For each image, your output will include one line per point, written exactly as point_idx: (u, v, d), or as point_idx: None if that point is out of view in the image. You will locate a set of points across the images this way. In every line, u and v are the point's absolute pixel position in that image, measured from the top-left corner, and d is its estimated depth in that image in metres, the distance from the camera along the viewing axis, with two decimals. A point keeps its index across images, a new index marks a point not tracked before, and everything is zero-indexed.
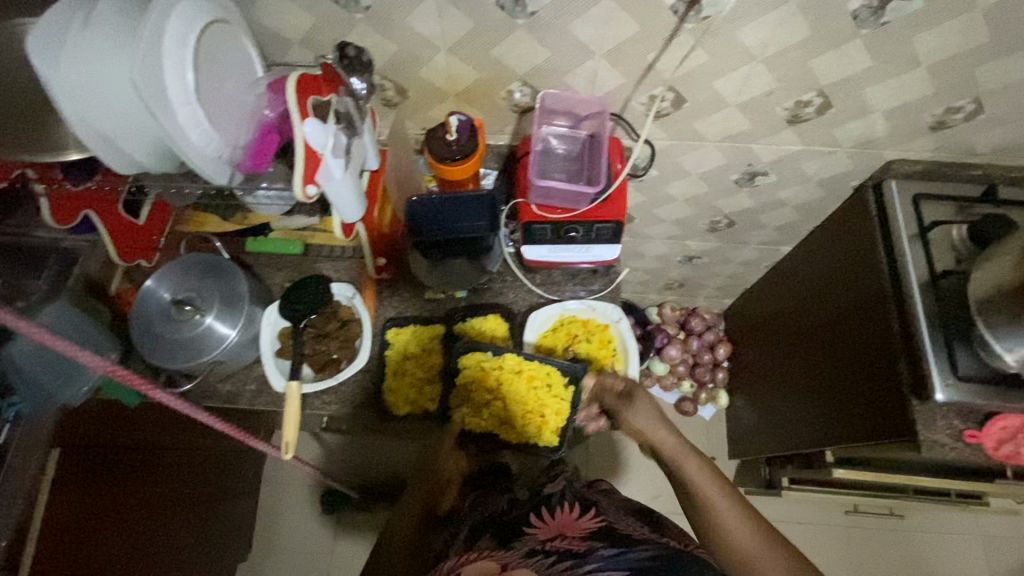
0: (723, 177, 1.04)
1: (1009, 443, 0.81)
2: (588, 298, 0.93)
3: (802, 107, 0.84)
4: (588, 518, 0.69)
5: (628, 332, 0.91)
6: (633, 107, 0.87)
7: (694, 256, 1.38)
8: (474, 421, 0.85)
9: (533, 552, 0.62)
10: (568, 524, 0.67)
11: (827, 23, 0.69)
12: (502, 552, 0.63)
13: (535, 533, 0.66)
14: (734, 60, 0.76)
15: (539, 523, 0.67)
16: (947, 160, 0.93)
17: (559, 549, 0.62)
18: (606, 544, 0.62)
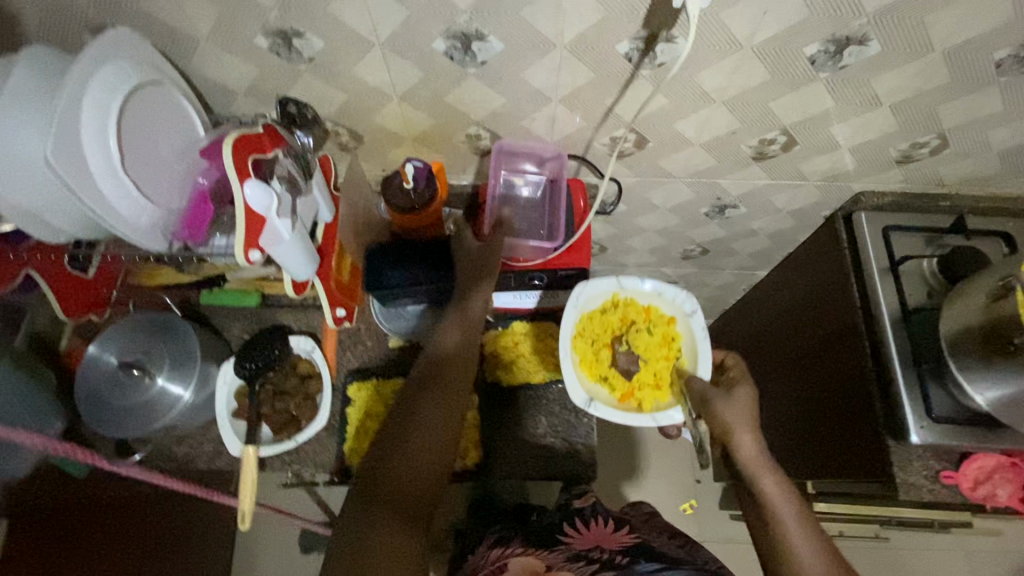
0: (693, 210, 1.02)
1: (986, 484, 0.80)
2: (656, 282, 0.79)
3: (768, 145, 0.82)
4: (624, 533, 0.80)
5: (700, 331, 0.76)
6: (595, 147, 0.84)
7: (670, 281, 1.36)
8: (511, 377, 0.85)
9: (574, 558, 0.75)
10: (605, 536, 0.78)
11: (786, 68, 0.67)
12: (546, 552, 0.76)
13: (577, 539, 0.78)
14: (693, 102, 0.74)
15: (574, 532, 0.80)
16: (917, 192, 0.92)
17: (598, 557, 0.74)
18: (638, 556, 0.73)
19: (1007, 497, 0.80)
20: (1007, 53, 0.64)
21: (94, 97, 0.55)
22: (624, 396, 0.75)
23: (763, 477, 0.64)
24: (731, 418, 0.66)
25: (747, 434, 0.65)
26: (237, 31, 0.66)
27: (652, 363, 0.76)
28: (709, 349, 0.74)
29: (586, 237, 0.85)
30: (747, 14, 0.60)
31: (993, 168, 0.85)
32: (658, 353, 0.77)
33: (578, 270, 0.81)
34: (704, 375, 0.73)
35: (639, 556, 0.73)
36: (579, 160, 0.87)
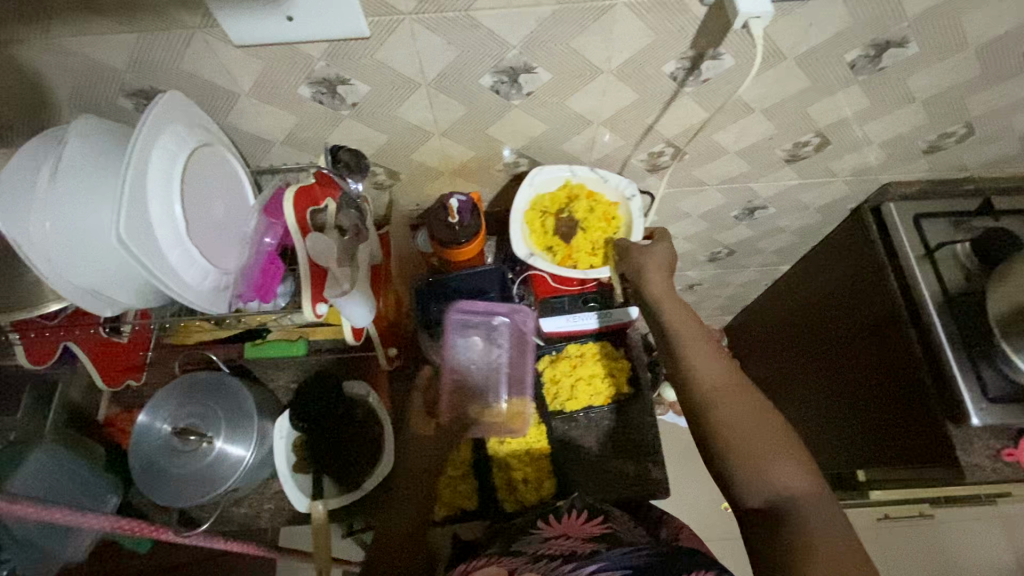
0: (723, 214, 1.03)
1: None
2: (600, 169, 0.83)
3: (802, 147, 0.83)
4: (594, 524, 0.71)
5: (638, 212, 0.81)
6: (632, 163, 0.85)
7: (694, 283, 1.37)
8: (573, 402, 0.84)
9: (539, 558, 0.62)
10: (574, 526, 0.70)
11: (826, 74, 0.69)
12: (509, 558, 0.64)
13: (543, 534, 0.69)
14: (732, 113, 0.75)
15: (545, 526, 0.71)
16: (939, 178, 0.95)
17: (561, 548, 0.64)
18: (604, 546, 0.64)
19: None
20: None
21: (156, 165, 0.53)
22: (564, 261, 0.83)
23: (668, 307, 0.72)
24: (643, 261, 0.75)
25: (658, 273, 0.74)
26: (280, 83, 0.65)
27: (589, 233, 0.83)
28: (641, 226, 0.81)
29: None
30: (794, 26, 0.61)
31: (1013, 149, 0.88)
32: (597, 225, 0.82)
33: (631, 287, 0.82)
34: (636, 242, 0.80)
35: (607, 545, 0.64)
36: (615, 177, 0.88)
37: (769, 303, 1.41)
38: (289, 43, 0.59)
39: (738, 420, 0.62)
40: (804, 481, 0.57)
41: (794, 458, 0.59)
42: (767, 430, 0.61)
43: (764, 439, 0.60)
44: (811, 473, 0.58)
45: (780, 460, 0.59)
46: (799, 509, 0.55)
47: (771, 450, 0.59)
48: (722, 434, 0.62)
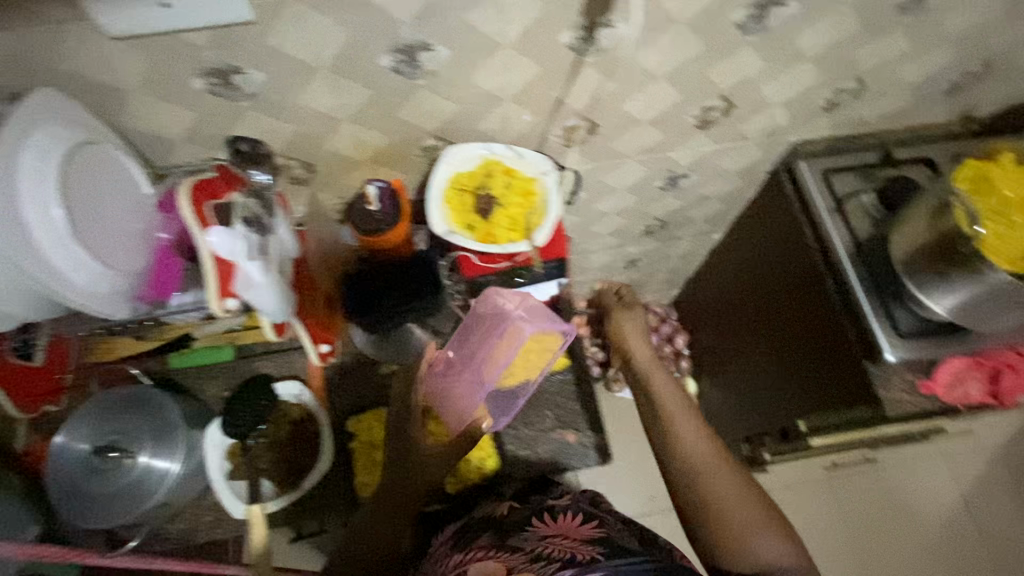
0: (648, 186, 1.06)
1: (959, 386, 0.86)
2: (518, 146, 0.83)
3: (710, 112, 0.87)
4: (591, 526, 0.71)
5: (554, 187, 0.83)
6: (550, 140, 0.86)
7: (636, 259, 1.40)
8: None
9: (537, 559, 0.64)
10: (570, 528, 0.70)
11: (717, 36, 0.71)
12: (507, 555, 0.66)
13: (539, 533, 0.70)
14: (635, 81, 0.77)
15: (540, 523, 0.72)
16: (844, 136, 1.00)
17: (562, 552, 0.64)
18: (603, 551, 0.63)
19: (980, 392, 0.86)
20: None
21: (27, 165, 0.51)
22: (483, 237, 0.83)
23: (657, 379, 0.82)
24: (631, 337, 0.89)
25: (648, 351, 0.87)
26: (170, 77, 0.63)
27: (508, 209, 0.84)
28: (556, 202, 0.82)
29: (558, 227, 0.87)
30: None
31: (904, 103, 0.94)
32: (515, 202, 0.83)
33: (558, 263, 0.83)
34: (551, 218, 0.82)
35: (607, 552, 0.63)
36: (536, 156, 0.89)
37: (710, 274, 1.45)
38: (171, 33, 0.58)
39: (727, 485, 0.69)
40: (785, 553, 0.65)
41: (768, 520, 0.67)
42: (747, 495, 0.69)
43: (754, 507, 0.68)
44: (799, 551, 0.66)
45: (758, 526, 0.66)
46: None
47: (755, 517, 0.67)
48: (710, 504, 0.68)
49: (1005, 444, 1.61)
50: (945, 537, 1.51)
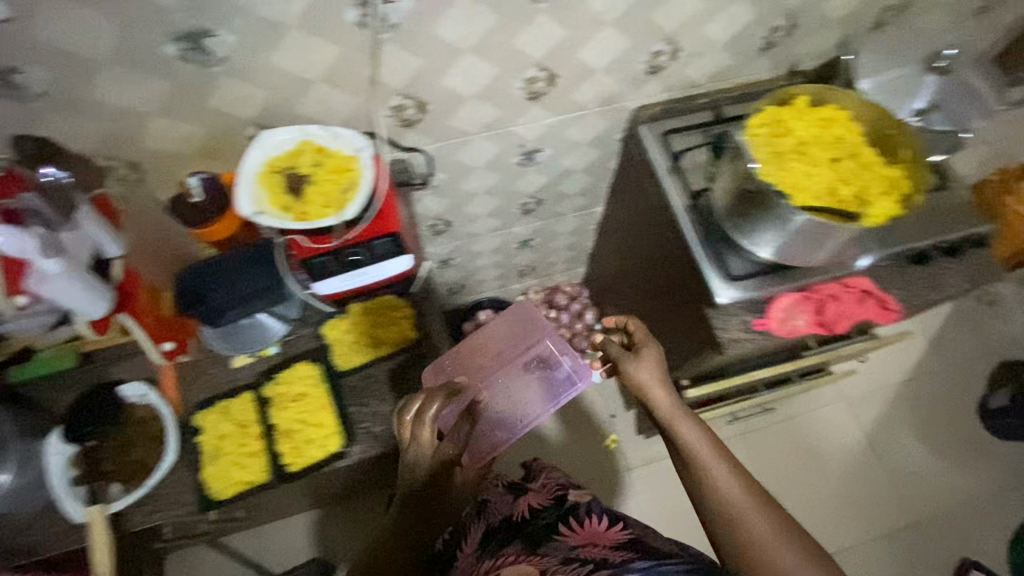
0: (507, 163, 1.09)
1: (790, 319, 0.91)
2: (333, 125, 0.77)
3: (534, 82, 0.90)
4: (616, 531, 0.80)
5: (371, 164, 0.76)
6: (381, 120, 0.88)
7: (528, 238, 1.44)
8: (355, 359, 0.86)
9: (570, 560, 0.69)
10: (598, 534, 0.79)
11: (505, 4, 0.75)
12: (540, 560, 0.72)
13: (570, 542, 0.77)
14: (443, 55, 0.80)
15: (568, 532, 0.81)
16: (683, 98, 1.04)
17: (593, 556, 0.70)
18: (636, 554, 0.69)
19: (805, 324, 0.90)
20: None
21: None
22: (300, 218, 0.73)
23: (682, 425, 0.78)
24: (649, 383, 0.83)
25: (670, 395, 0.82)
26: None
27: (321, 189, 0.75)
28: (371, 179, 0.75)
29: (393, 204, 0.82)
30: None
31: (727, 62, 0.99)
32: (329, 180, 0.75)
33: (389, 238, 0.80)
34: (364, 195, 0.74)
35: (639, 555, 0.69)
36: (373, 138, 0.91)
37: (604, 246, 1.49)
38: None
39: (763, 527, 0.65)
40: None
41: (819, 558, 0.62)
42: (789, 531, 0.64)
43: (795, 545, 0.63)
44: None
45: (801, 563, 0.61)
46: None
47: (788, 551, 0.62)
48: (739, 554, 0.64)
49: (903, 381, 1.69)
50: (852, 474, 1.60)
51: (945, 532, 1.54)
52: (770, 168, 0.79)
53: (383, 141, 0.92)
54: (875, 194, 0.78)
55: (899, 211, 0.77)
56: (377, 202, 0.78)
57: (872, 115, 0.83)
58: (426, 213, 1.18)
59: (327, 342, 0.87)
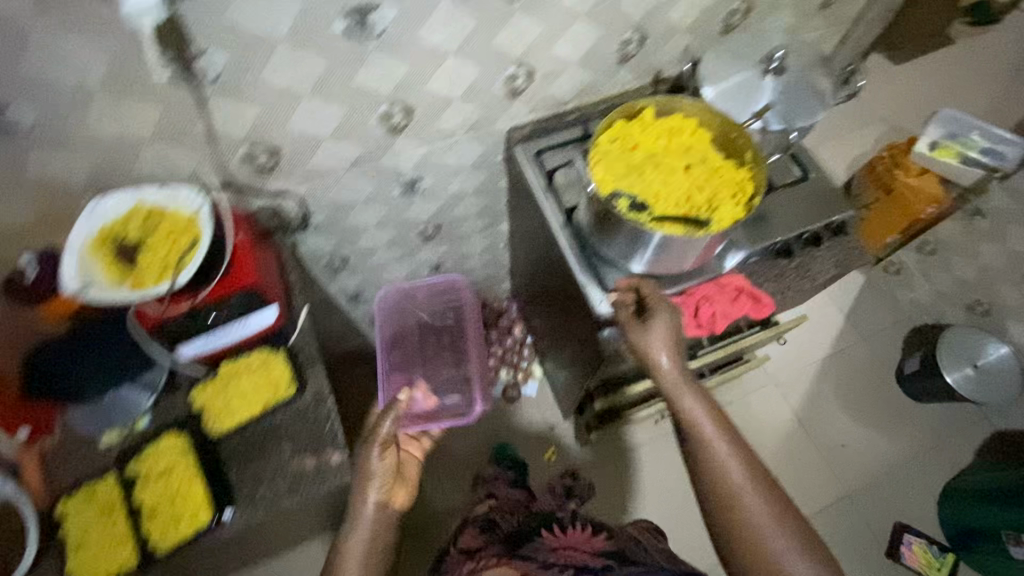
0: (389, 194, 1.08)
1: (669, 323, 0.93)
2: (172, 185, 0.76)
3: (391, 117, 0.89)
4: (598, 539, 0.90)
5: (209, 222, 0.75)
6: (232, 170, 0.85)
7: (437, 263, 1.42)
8: (225, 423, 0.82)
9: (552, 564, 0.82)
10: (581, 541, 0.90)
11: (332, 49, 0.73)
12: (519, 562, 0.85)
13: (549, 545, 0.89)
14: (282, 103, 0.78)
15: (553, 536, 0.92)
16: (552, 115, 1.04)
17: (573, 561, 0.83)
18: (611, 562, 0.82)
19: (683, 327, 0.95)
20: None
21: None
22: (135, 286, 0.72)
23: (686, 400, 0.78)
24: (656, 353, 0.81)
25: (679, 367, 0.80)
26: None
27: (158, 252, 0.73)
28: (208, 239, 0.74)
29: (247, 254, 0.83)
30: (248, 12, 0.64)
31: (589, 76, 0.99)
32: (165, 243, 0.73)
33: (244, 291, 0.81)
34: (201, 255, 0.73)
35: (613, 561, 0.82)
36: (229, 188, 0.88)
37: (516, 261, 1.48)
38: None
39: (756, 506, 0.68)
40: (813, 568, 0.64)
41: (802, 540, 0.66)
42: (779, 515, 0.67)
43: (784, 523, 0.67)
44: (821, 569, 0.64)
45: (783, 536, 0.66)
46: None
47: (778, 534, 0.66)
48: (732, 524, 0.68)
49: (824, 358, 1.75)
50: (786, 454, 1.63)
51: (878, 500, 1.59)
52: (615, 182, 0.82)
53: (243, 191, 0.89)
54: (720, 200, 0.81)
55: (744, 214, 0.79)
56: (225, 260, 0.77)
57: (717, 121, 0.85)
58: (316, 252, 1.14)
59: (197, 409, 0.82)
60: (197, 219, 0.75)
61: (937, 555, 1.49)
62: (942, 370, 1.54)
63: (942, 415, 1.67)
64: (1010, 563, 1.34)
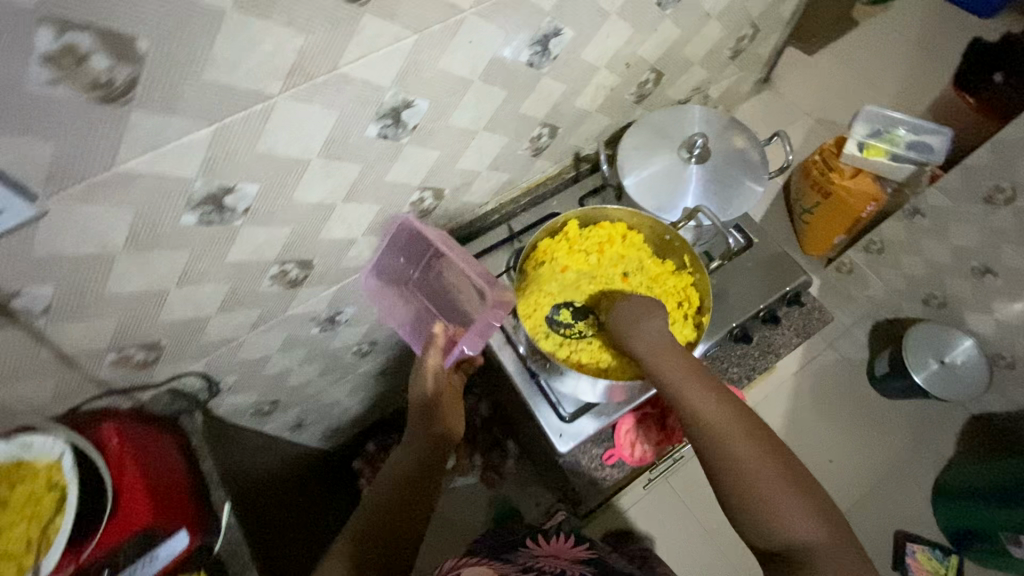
0: (307, 336, 0.95)
1: (639, 441, 0.88)
2: (12, 435, 0.62)
3: (285, 274, 0.76)
4: (580, 549, 0.90)
5: (74, 475, 0.62)
6: (104, 375, 0.72)
7: (384, 370, 1.26)
8: None
9: (531, 568, 0.80)
10: (563, 550, 0.89)
11: (190, 240, 0.61)
12: (501, 564, 0.81)
13: (534, 552, 0.88)
14: (143, 301, 0.65)
15: (537, 544, 0.91)
16: (473, 220, 0.95)
17: (553, 568, 0.81)
18: (590, 568, 0.82)
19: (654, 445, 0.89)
20: (376, 126, 0.64)
21: None
22: None
23: (672, 359, 0.68)
24: (630, 326, 0.73)
25: (656, 330, 0.71)
26: None
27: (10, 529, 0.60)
28: (76, 498, 0.62)
29: (134, 478, 0.70)
30: (64, 237, 0.51)
31: (503, 176, 0.90)
32: (17, 518, 0.60)
33: (139, 536, 0.67)
34: (70, 523, 0.61)
35: (592, 568, 0.82)
36: (110, 393, 0.75)
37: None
38: None
39: (750, 457, 0.57)
40: (816, 528, 0.53)
41: (807, 499, 0.54)
42: (777, 467, 0.57)
43: (781, 474, 0.56)
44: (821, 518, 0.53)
45: (778, 483, 0.55)
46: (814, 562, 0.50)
47: (770, 479, 0.56)
48: (726, 477, 0.58)
49: (798, 371, 1.60)
50: None
51: (875, 514, 1.46)
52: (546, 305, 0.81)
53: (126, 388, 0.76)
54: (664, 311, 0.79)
55: (694, 330, 0.78)
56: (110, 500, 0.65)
57: (649, 223, 0.82)
58: (238, 407, 1.00)
59: None
60: (61, 470, 0.62)
61: (940, 559, 1.39)
62: (909, 371, 1.40)
63: (915, 414, 1.55)
64: (1007, 557, 1.25)
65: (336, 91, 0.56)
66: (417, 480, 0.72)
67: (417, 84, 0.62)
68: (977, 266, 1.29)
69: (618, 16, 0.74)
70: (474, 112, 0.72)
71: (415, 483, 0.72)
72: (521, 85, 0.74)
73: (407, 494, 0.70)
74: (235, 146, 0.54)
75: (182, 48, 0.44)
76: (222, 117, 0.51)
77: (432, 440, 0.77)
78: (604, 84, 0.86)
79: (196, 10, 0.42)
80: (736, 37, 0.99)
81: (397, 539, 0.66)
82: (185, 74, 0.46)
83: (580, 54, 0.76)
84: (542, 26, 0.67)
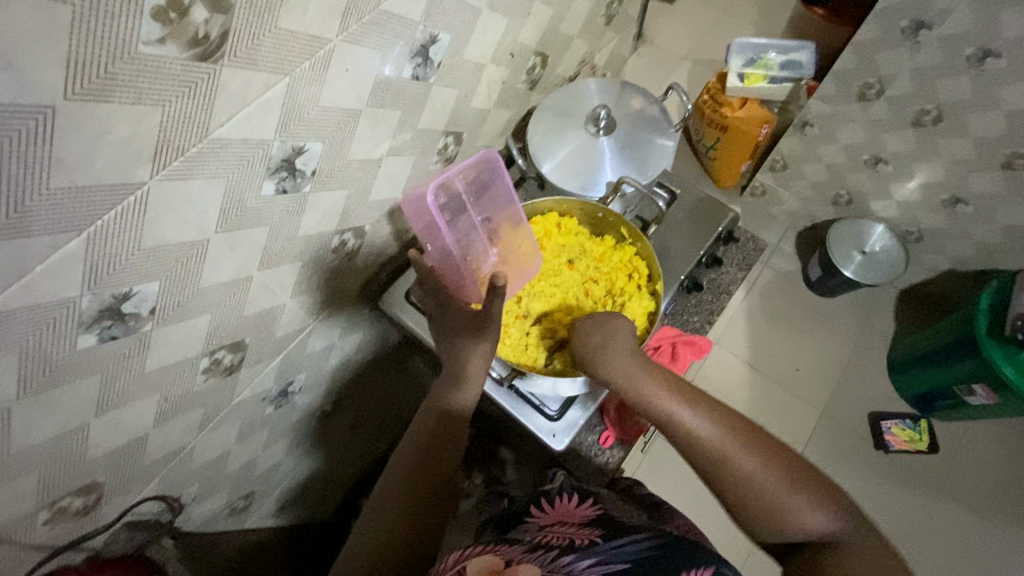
0: (263, 417, 0.87)
1: (627, 421, 0.93)
2: None
3: (218, 363, 0.69)
4: (588, 507, 0.73)
5: None
6: (43, 537, 0.62)
7: (357, 423, 1.18)
8: None
9: (536, 546, 0.62)
10: (569, 513, 0.71)
11: (98, 364, 0.54)
12: (506, 546, 0.63)
13: (537, 524, 0.69)
14: (67, 442, 0.56)
15: (540, 514, 0.72)
16: (404, 247, 0.91)
17: (559, 540, 0.63)
18: (600, 532, 0.64)
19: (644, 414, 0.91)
20: (272, 183, 0.58)
21: None
22: None
23: (648, 384, 0.64)
24: (597, 358, 0.68)
25: (626, 357, 0.66)
26: None
27: None
28: None
29: None
30: None
31: None
32: None
33: None
34: None
35: (603, 532, 0.64)
36: (57, 555, 0.65)
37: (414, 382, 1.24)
38: None
39: (750, 466, 0.56)
40: (833, 522, 0.53)
41: (827, 500, 0.54)
42: (788, 474, 0.56)
43: (779, 469, 0.56)
44: (833, 512, 0.54)
45: (771, 480, 0.55)
46: (844, 556, 0.51)
47: (779, 489, 0.55)
48: (725, 484, 0.57)
49: (745, 296, 1.64)
50: None
51: (848, 404, 1.51)
52: (515, 328, 0.81)
53: (76, 540, 0.67)
54: (618, 285, 0.83)
55: (652, 298, 0.80)
56: None
57: (580, 206, 0.85)
58: (207, 513, 0.91)
59: None
60: None
61: (913, 427, 1.46)
62: (838, 268, 1.46)
63: (856, 303, 1.60)
64: (968, 407, 1.33)
65: (214, 159, 0.51)
66: (436, 473, 0.66)
67: (303, 128, 0.57)
68: (869, 158, 1.35)
69: (489, 10, 0.73)
70: (371, 142, 0.69)
71: (434, 468, 0.66)
72: (411, 101, 0.70)
73: (434, 472, 0.66)
74: (116, 248, 0.48)
75: (16, 161, 0.38)
76: (90, 222, 0.45)
77: (455, 428, 0.68)
78: (494, 80, 0.84)
79: (17, 111, 0.37)
80: (605, 5, 1.00)
81: (416, 528, 0.63)
82: (24, 187, 0.39)
83: (463, 54, 0.74)
84: (417, 37, 0.64)
